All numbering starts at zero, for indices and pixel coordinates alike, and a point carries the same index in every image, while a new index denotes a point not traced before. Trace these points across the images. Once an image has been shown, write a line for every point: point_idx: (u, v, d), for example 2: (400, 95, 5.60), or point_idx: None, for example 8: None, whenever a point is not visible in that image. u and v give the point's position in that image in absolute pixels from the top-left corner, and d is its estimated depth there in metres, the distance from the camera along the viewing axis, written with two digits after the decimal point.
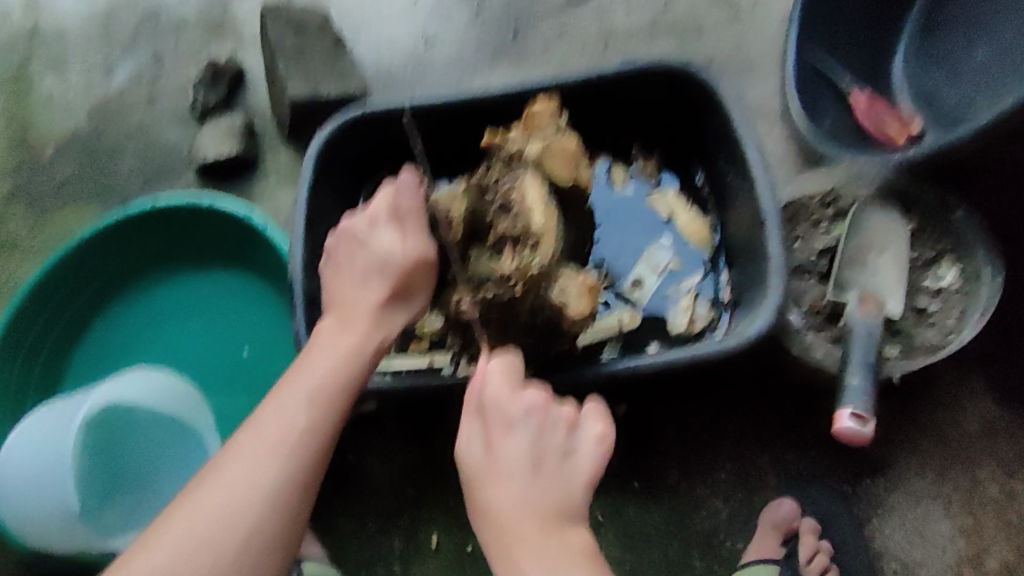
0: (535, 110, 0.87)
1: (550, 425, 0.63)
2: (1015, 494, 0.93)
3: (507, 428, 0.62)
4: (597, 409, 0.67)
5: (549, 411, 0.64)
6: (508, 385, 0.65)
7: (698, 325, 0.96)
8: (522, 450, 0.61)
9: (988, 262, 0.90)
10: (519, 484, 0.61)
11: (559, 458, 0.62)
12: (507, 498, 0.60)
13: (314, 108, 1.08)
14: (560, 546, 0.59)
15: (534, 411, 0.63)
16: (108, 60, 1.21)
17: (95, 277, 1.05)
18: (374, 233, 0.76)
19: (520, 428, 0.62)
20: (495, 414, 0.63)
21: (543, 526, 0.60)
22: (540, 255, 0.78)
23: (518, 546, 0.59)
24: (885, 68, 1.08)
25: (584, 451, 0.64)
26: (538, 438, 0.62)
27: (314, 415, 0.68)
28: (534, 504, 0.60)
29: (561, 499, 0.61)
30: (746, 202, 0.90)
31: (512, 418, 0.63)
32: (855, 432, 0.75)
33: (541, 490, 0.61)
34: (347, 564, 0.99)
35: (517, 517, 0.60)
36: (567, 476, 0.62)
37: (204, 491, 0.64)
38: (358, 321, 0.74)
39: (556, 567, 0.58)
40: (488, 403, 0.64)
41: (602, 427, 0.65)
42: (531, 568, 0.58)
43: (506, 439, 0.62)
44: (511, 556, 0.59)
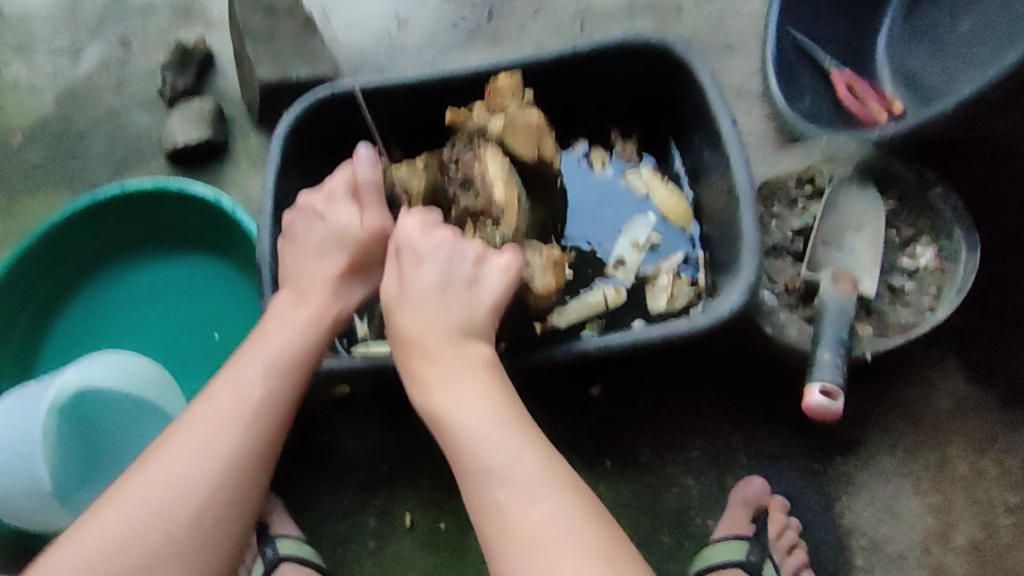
0: (497, 88, 0.85)
1: (457, 255, 0.71)
2: (984, 473, 0.93)
3: (418, 258, 0.71)
4: (509, 250, 0.74)
5: (459, 244, 0.72)
6: (421, 227, 0.73)
7: (678, 304, 0.94)
8: (432, 273, 0.71)
9: (965, 240, 0.90)
10: (428, 303, 0.70)
11: (465, 283, 0.71)
12: (420, 319, 0.69)
13: (283, 89, 1.06)
14: (463, 362, 0.68)
15: (442, 243, 0.72)
16: (75, 43, 1.19)
17: (66, 261, 1.04)
18: (332, 207, 0.77)
19: (431, 258, 0.71)
20: (410, 246, 0.72)
21: (450, 339, 0.69)
22: (504, 229, 0.78)
23: (427, 357, 0.68)
24: (865, 43, 1.06)
25: (490, 277, 0.72)
26: (445, 264, 0.71)
27: (270, 387, 0.69)
28: (444, 316, 0.69)
29: (466, 320, 0.69)
30: (720, 178, 0.88)
31: (421, 249, 0.72)
32: (825, 406, 0.74)
33: (448, 311, 0.70)
34: (321, 544, 0.99)
35: (429, 334, 0.69)
36: (474, 300, 0.70)
37: (156, 464, 0.64)
38: (316, 296, 0.74)
39: (457, 378, 0.67)
40: (402, 241, 0.73)
41: (509, 260, 0.73)
42: (436, 377, 0.67)
43: (418, 268, 0.71)
44: (423, 370, 0.68)
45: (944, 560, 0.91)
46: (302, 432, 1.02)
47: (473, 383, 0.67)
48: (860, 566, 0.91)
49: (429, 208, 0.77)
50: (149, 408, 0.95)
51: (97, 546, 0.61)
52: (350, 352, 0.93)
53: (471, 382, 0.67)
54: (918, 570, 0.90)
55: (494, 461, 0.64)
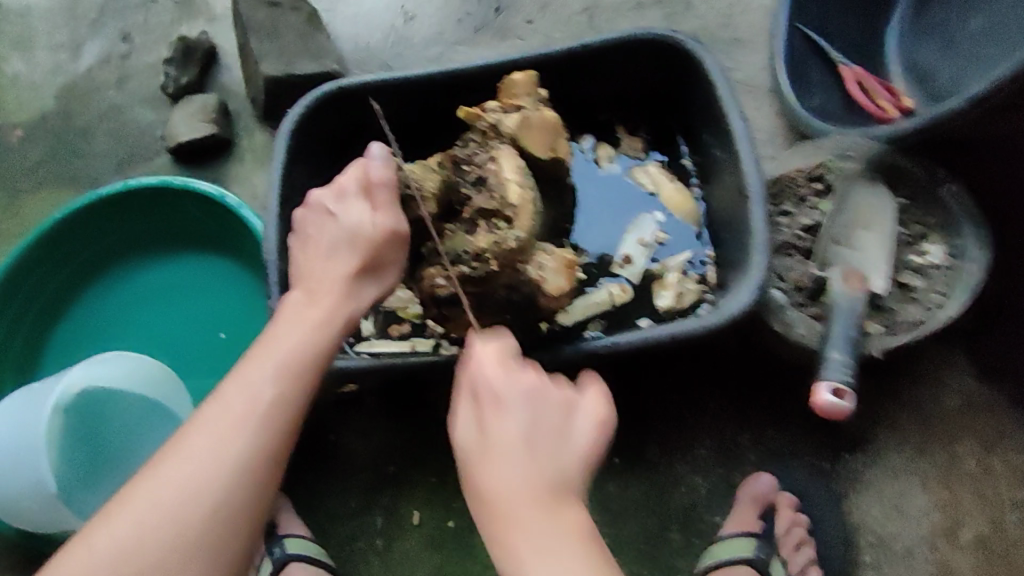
0: (513, 83, 0.85)
1: (545, 400, 0.59)
2: (992, 470, 0.93)
3: (500, 403, 0.58)
4: (597, 388, 0.63)
5: (546, 387, 0.60)
6: (500, 363, 0.60)
7: (686, 303, 0.94)
8: (519, 423, 0.57)
9: (975, 237, 0.89)
10: (516, 459, 0.56)
11: (557, 434, 0.58)
12: (506, 477, 0.55)
13: (288, 85, 1.05)
14: (559, 534, 0.54)
15: (528, 383, 0.59)
16: (75, 38, 1.18)
17: (71, 260, 1.04)
18: (343, 206, 0.76)
19: (517, 404, 0.58)
20: (488, 390, 0.59)
21: (544, 504, 0.55)
22: (517, 231, 0.77)
23: (515, 529, 0.54)
24: (875, 38, 1.05)
25: (580, 421, 0.60)
26: (532, 410, 0.58)
27: (281, 388, 0.68)
28: (537, 477, 0.56)
29: (560, 477, 0.56)
30: (730, 176, 0.88)
31: (503, 392, 0.59)
32: (837, 406, 0.74)
33: (540, 469, 0.56)
34: (329, 542, 0.99)
35: (516, 498, 0.55)
36: (567, 450, 0.58)
37: (168, 467, 0.64)
38: (327, 297, 0.74)
39: (552, 550, 0.54)
40: (479, 382, 0.60)
41: (599, 405, 0.62)
42: (529, 556, 0.54)
43: (502, 415, 0.58)
44: (508, 547, 0.54)
45: (951, 556, 0.91)
46: (310, 430, 1.02)
47: (574, 561, 0.54)
48: (868, 563, 0.92)
49: (505, 337, 0.65)
50: (154, 408, 0.94)
51: (109, 549, 0.61)
52: (355, 349, 0.92)
53: (567, 557, 0.54)
54: (925, 566, 0.91)
55: None
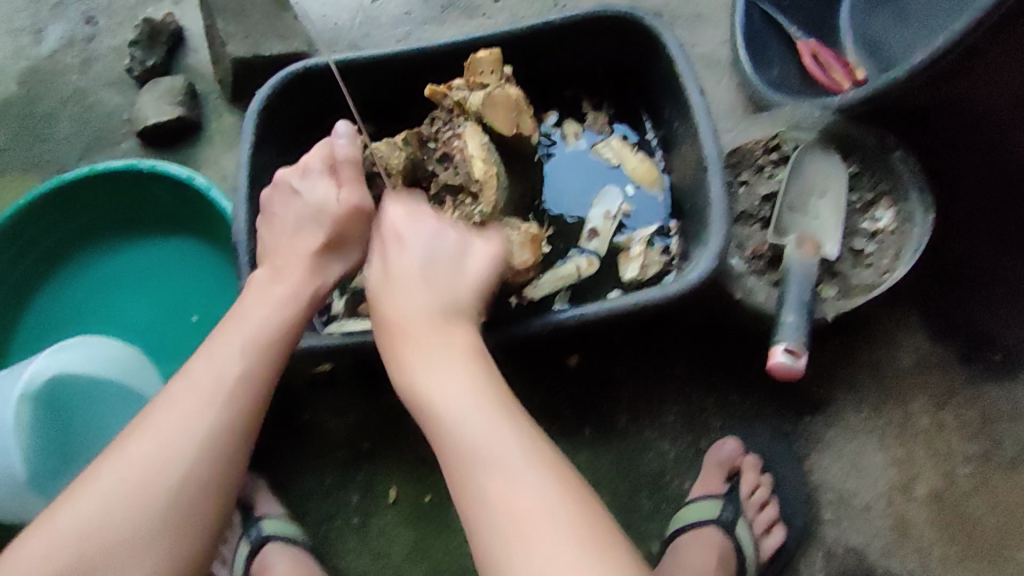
0: (478, 60, 0.86)
1: (442, 240, 0.73)
2: (945, 424, 0.97)
3: (402, 241, 0.72)
4: (495, 237, 0.78)
5: (441, 230, 0.74)
6: (406, 213, 0.75)
7: (649, 274, 0.96)
8: (416, 255, 0.71)
9: (921, 200, 0.93)
10: (413, 283, 0.70)
11: (448, 266, 0.72)
12: (406, 295, 0.69)
13: (254, 66, 1.05)
14: (451, 343, 0.67)
15: (426, 227, 0.73)
16: (37, 22, 1.17)
17: (36, 247, 1.03)
18: (307, 182, 0.79)
19: (417, 240, 0.72)
20: (395, 232, 0.73)
21: (433, 323, 0.67)
22: (482, 206, 0.79)
23: (413, 344, 0.66)
24: (831, 12, 1.08)
25: (476, 261, 0.74)
26: (430, 247, 0.72)
27: (248, 362, 0.69)
28: (430, 296, 0.69)
29: (449, 300, 0.69)
30: (689, 148, 0.90)
31: (404, 232, 0.73)
32: (788, 366, 0.78)
33: (435, 290, 0.70)
34: (307, 519, 1.01)
35: (416, 321, 0.68)
36: (456, 283, 0.71)
37: (135, 442, 0.65)
38: (292, 272, 0.75)
39: (439, 351, 0.66)
40: (388, 227, 0.74)
41: (493, 248, 0.76)
42: (418, 358, 0.66)
43: (403, 251, 0.72)
44: (402, 354, 0.67)
45: (907, 509, 0.95)
46: (285, 409, 1.03)
47: (460, 369, 0.65)
48: (828, 519, 0.95)
49: (412, 195, 0.79)
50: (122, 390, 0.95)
51: (74, 524, 0.61)
52: (325, 329, 0.93)
53: (450, 359, 0.65)
54: (882, 520, 0.95)
55: (477, 444, 0.60)
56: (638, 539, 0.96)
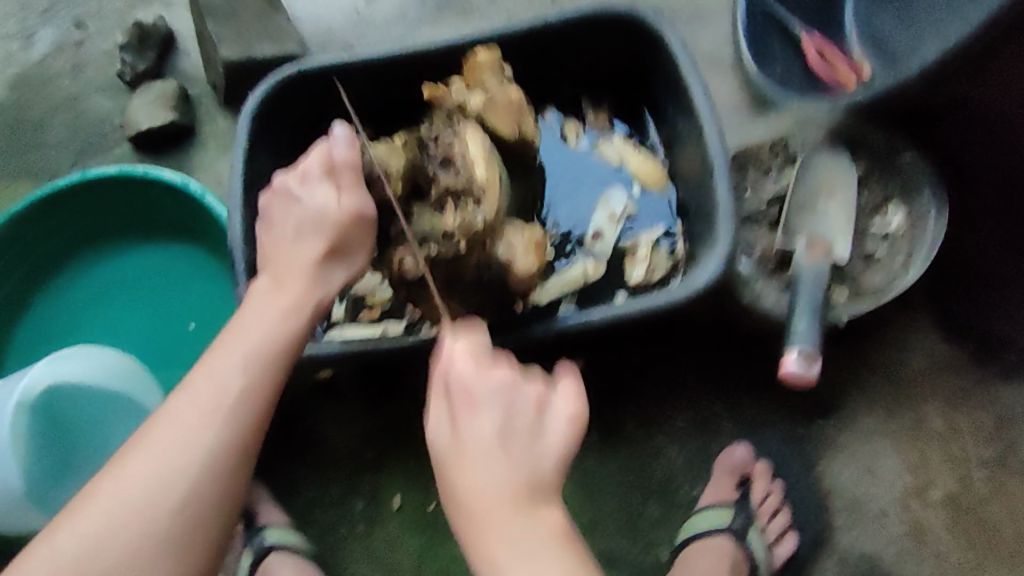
0: (478, 61, 0.85)
1: (520, 399, 0.58)
2: (958, 428, 0.95)
3: (470, 401, 0.58)
4: (570, 376, 0.62)
5: (518, 389, 0.59)
6: (474, 363, 0.59)
7: (657, 276, 0.94)
8: (491, 425, 0.57)
9: (935, 200, 0.91)
10: (489, 459, 0.56)
11: (529, 434, 0.58)
12: (484, 472, 0.56)
13: (248, 69, 1.03)
14: (532, 526, 0.55)
15: (500, 382, 0.58)
16: (26, 27, 1.15)
17: (29, 257, 1.01)
18: (307, 189, 0.74)
19: (490, 404, 0.57)
20: (462, 388, 0.58)
21: (512, 497, 0.55)
22: (485, 209, 0.76)
23: (489, 529, 0.55)
24: (836, 7, 1.06)
25: (556, 416, 0.59)
26: (506, 414, 0.57)
27: (250, 377, 0.67)
28: (514, 472, 0.56)
29: (534, 477, 0.56)
30: (695, 148, 0.88)
31: (474, 391, 0.58)
32: (801, 374, 0.76)
33: (516, 463, 0.56)
34: (310, 532, 0.99)
35: (491, 504, 0.55)
36: (538, 445, 0.58)
37: (134, 461, 0.63)
38: (292, 282, 0.72)
39: (528, 544, 0.55)
40: (453, 381, 0.59)
41: (573, 403, 0.60)
42: (502, 554, 0.55)
43: (474, 414, 0.57)
44: (483, 541, 0.55)
45: (922, 514, 0.93)
46: (285, 419, 1.01)
47: (545, 552, 0.55)
48: (841, 526, 0.93)
49: (474, 329, 0.66)
50: (118, 403, 0.92)
51: (75, 546, 0.60)
52: (326, 334, 0.91)
53: (540, 555, 0.55)
54: (897, 526, 0.93)
55: None
56: (649, 548, 0.94)
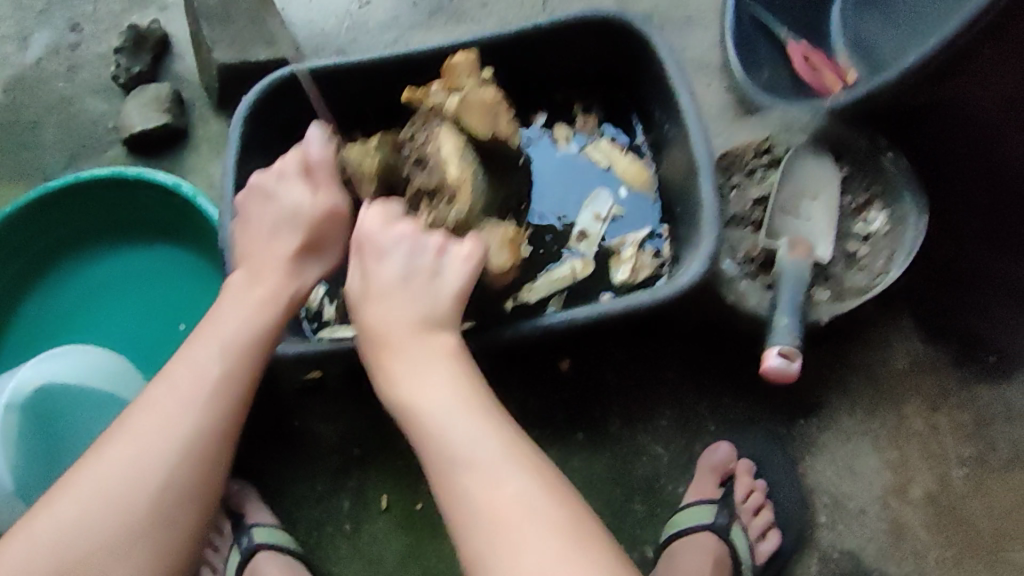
0: (454, 64, 0.85)
1: (419, 248, 0.73)
2: (938, 427, 0.96)
3: (379, 251, 0.73)
4: (473, 246, 0.75)
5: (419, 238, 0.74)
6: (382, 219, 0.74)
7: (640, 278, 0.95)
8: (394, 267, 0.72)
9: (915, 204, 0.93)
10: (393, 299, 0.71)
11: (427, 274, 0.72)
12: (391, 309, 0.71)
13: (241, 72, 1.04)
14: (428, 349, 0.69)
15: (403, 237, 0.73)
16: (22, 29, 1.16)
17: (21, 256, 1.02)
18: (284, 186, 0.77)
19: (393, 250, 0.73)
20: (371, 243, 0.74)
21: (414, 327, 0.70)
22: (458, 209, 0.78)
23: (396, 353, 0.69)
24: (820, 14, 1.08)
25: (453, 268, 0.73)
26: (408, 258, 0.73)
27: (227, 367, 0.68)
28: (412, 306, 0.71)
29: (429, 309, 0.71)
30: (680, 150, 0.90)
31: (381, 244, 0.73)
32: (784, 368, 0.78)
33: (416, 296, 0.71)
34: (297, 530, 0.99)
35: (398, 332, 0.70)
36: (436, 288, 0.72)
37: (112, 452, 0.63)
38: (269, 276, 0.74)
39: (424, 365, 0.68)
40: (364, 237, 0.74)
41: (471, 250, 0.74)
42: (401, 367, 0.69)
43: (381, 261, 0.72)
44: (388, 362, 0.69)
45: (902, 513, 0.94)
46: (275, 417, 1.02)
47: (443, 375, 0.68)
48: (823, 523, 0.94)
49: (390, 200, 0.77)
50: (107, 399, 0.93)
51: (52, 537, 0.60)
52: (316, 335, 0.93)
53: (433, 368, 0.68)
54: (877, 524, 0.94)
55: (461, 447, 0.63)
56: (633, 546, 0.94)
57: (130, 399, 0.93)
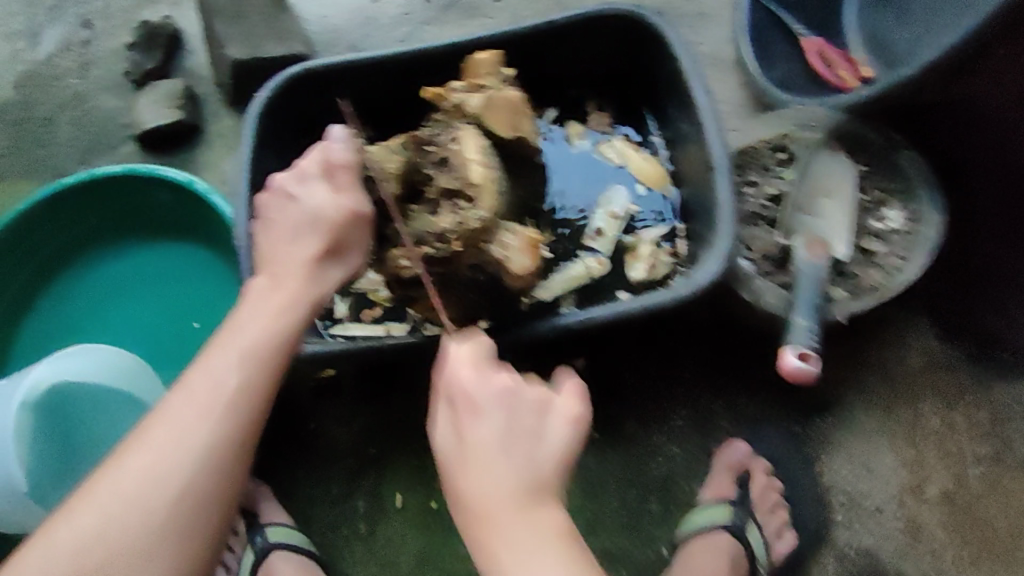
0: (477, 63, 0.85)
1: (522, 403, 0.57)
2: (955, 424, 0.96)
3: (472, 405, 0.57)
4: (569, 389, 0.59)
5: (521, 390, 0.57)
6: (474, 367, 0.59)
7: (659, 273, 0.95)
8: (494, 429, 0.55)
9: (932, 201, 0.92)
10: (494, 469, 0.54)
11: (534, 436, 0.56)
12: (491, 478, 0.54)
13: (254, 69, 1.04)
14: (537, 531, 0.53)
15: (501, 388, 0.57)
16: (34, 25, 1.16)
17: (34, 254, 1.02)
18: (305, 189, 0.75)
19: (491, 409, 0.56)
20: (463, 394, 0.57)
21: (518, 504, 0.54)
22: (480, 211, 0.76)
23: (493, 533, 0.53)
24: (835, 10, 1.07)
25: (558, 418, 0.58)
26: (510, 417, 0.56)
27: (246, 374, 0.68)
28: (513, 477, 0.54)
29: (537, 480, 0.55)
30: (697, 148, 0.89)
31: (476, 398, 0.57)
32: (803, 368, 0.78)
33: (520, 463, 0.55)
34: (312, 528, 1.00)
35: (498, 506, 0.54)
36: (544, 450, 0.56)
37: (132, 454, 0.63)
38: (288, 280, 0.73)
39: (532, 546, 0.53)
40: (455, 386, 0.58)
41: (577, 403, 0.59)
42: (505, 555, 0.53)
43: (477, 423, 0.56)
44: (486, 548, 0.53)
45: (918, 511, 0.94)
46: (289, 415, 1.02)
47: (557, 574, 0.53)
48: (839, 522, 0.95)
49: (480, 337, 0.62)
50: (121, 398, 0.92)
51: (75, 537, 0.60)
52: (330, 332, 0.92)
53: (545, 559, 0.53)
54: (893, 522, 0.94)
55: None
56: (649, 545, 0.94)
57: (145, 399, 0.93)
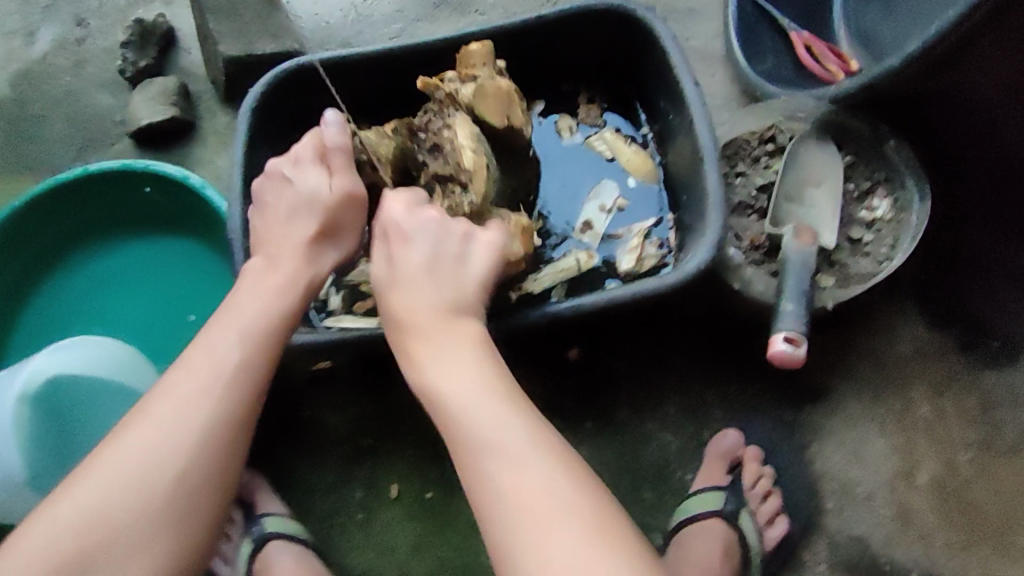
0: (470, 53, 0.86)
1: (447, 232, 0.70)
2: (944, 412, 0.97)
3: (405, 235, 0.70)
4: (495, 229, 0.74)
5: (447, 223, 0.71)
6: (407, 205, 0.72)
7: (647, 265, 0.96)
8: (421, 252, 0.69)
9: (918, 190, 0.93)
10: (420, 284, 0.67)
11: (455, 257, 0.69)
12: (418, 293, 0.67)
13: (248, 65, 1.05)
14: (456, 337, 0.66)
15: (429, 220, 0.70)
16: (29, 24, 1.16)
17: (29, 250, 1.02)
18: (300, 172, 0.78)
19: (420, 236, 0.70)
20: (397, 227, 0.71)
21: (438, 315, 0.66)
22: (472, 195, 0.78)
23: (422, 343, 0.66)
24: (823, 4, 1.08)
25: (478, 257, 0.71)
26: (435, 241, 0.70)
27: (247, 351, 0.69)
28: (436, 292, 0.67)
29: (456, 294, 0.68)
30: (686, 138, 0.90)
31: (407, 229, 0.70)
32: (789, 354, 0.78)
33: (442, 281, 0.68)
34: (308, 519, 1.00)
35: (424, 317, 0.66)
36: (462, 270, 0.69)
37: (131, 434, 0.64)
38: (284, 262, 0.74)
39: (450, 352, 0.65)
40: (389, 222, 0.72)
41: (494, 238, 0.72)
42: (429, 358, 0.65)
43: (407, 246, 0.70)
44: (415, 351, 0.66)
45: (909, 497, 0.95)
46: (285, 407, 1.03)
47: (466, 364, 0.64)
48: (831, 509, 0.95)
49: (415, 189, 0.76)
50: (115, 391, 0.93)
51: (72, 517, 0.60)
52: (322, 322, 0.93)
53: (462, 359, 0.64)
54: (885, 508, 0.95)
55: (490, 439, 0.60)
56: (643, 533, 0.95)
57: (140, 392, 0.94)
